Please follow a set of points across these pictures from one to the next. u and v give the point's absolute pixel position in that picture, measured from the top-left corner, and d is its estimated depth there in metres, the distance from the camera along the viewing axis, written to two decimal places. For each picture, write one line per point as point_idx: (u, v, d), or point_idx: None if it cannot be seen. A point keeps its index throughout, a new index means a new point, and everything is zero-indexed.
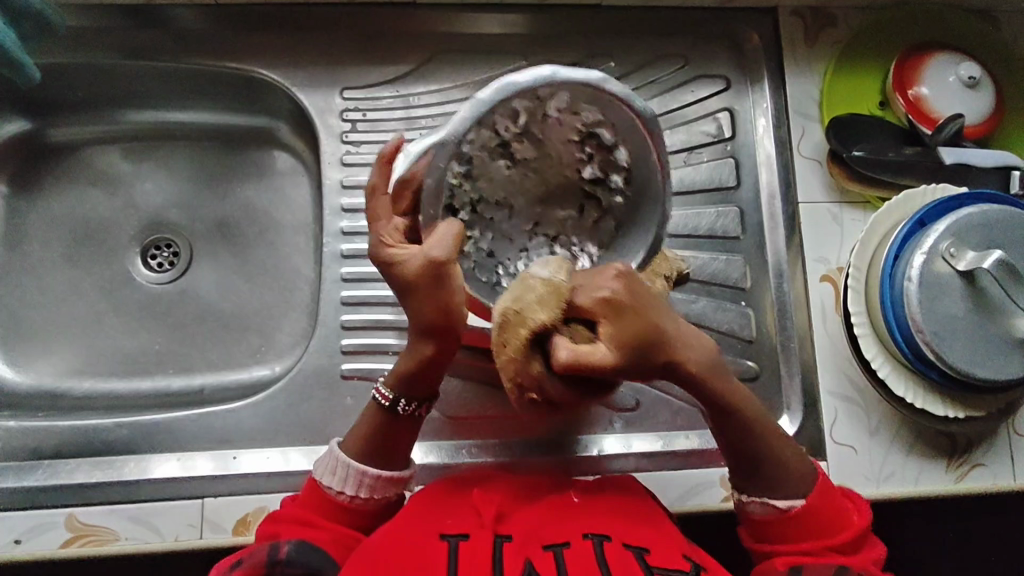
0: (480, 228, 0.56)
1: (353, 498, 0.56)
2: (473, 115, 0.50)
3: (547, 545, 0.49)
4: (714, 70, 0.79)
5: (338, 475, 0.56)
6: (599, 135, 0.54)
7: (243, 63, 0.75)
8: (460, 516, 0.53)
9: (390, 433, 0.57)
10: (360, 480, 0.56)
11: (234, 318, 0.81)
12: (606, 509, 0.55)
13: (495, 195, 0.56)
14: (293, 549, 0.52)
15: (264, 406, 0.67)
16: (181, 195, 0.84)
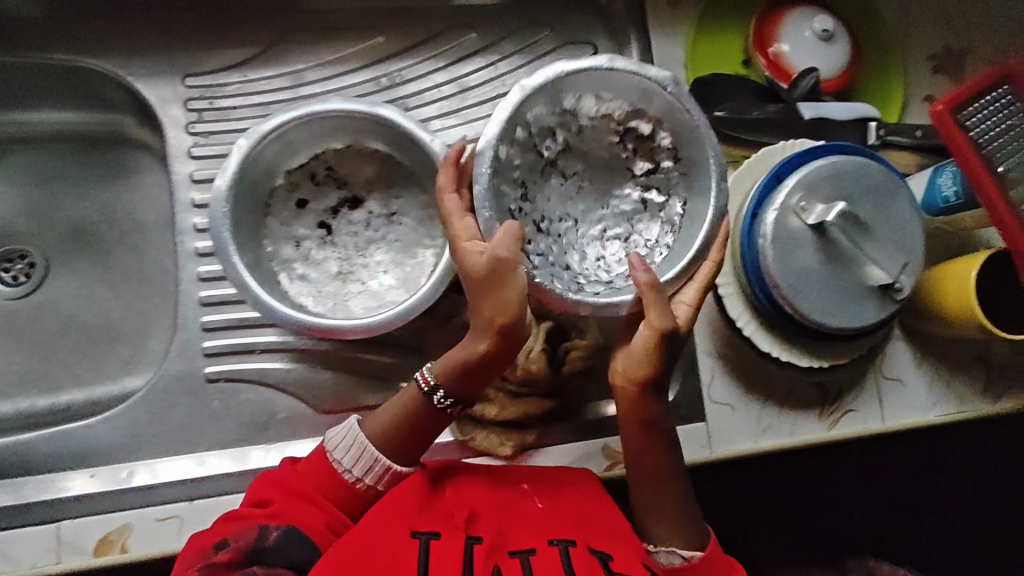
0: (551, 238, 0.70)
1: (354, 481, 0.58)
2: (513, 117, 0.62)
3: (514, 552, 0.54)
4: (580, 36, 0.77)
5: (352, 454, 0.58)
6: (638, 128, 0.70)
7: (69, 53, 0.68)
8: (435, 515, 0.56)
9: (418, 421, 0.60)
10: (372, 466, 0.58)
11: (102, 329, 0.77)
12: (568, 509, 0.59)
13: (558, 209, 0.71)
14: (281, 536, 0.52)
15: (124, 419, 0.64)
16: (31, 202, 0.78)
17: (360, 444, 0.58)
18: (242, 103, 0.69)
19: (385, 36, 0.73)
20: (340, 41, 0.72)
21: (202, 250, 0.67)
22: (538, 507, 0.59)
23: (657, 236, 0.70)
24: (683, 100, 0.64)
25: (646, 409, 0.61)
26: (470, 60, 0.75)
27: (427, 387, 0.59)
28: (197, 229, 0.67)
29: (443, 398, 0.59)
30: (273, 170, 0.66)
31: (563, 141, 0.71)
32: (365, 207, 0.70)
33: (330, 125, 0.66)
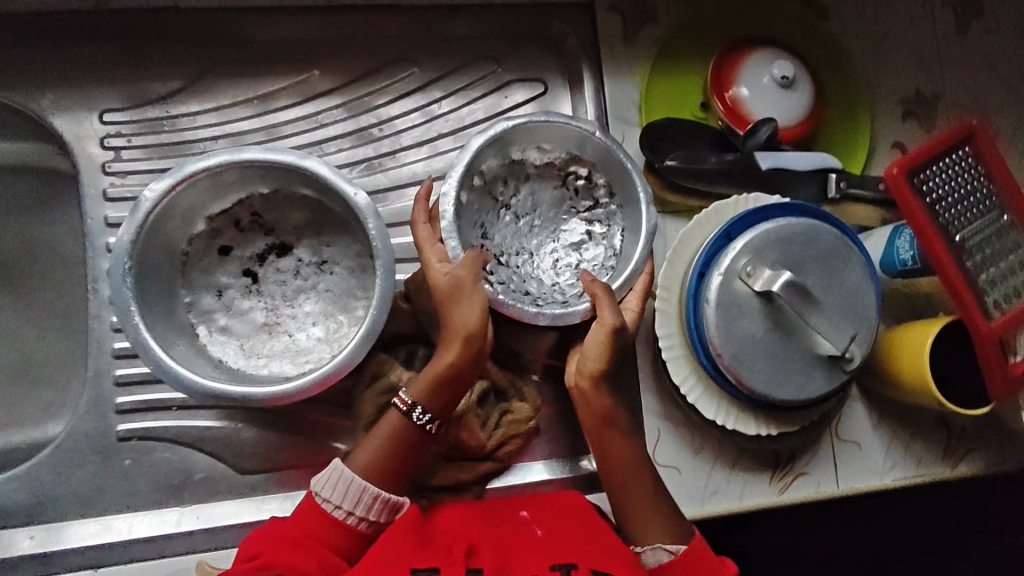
0: (510, 274, 0.66)
1: (345, 518, 0.55)
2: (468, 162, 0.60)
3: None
4: (530, 73, 0.73)
5: (340, 490, 0.55)
6: (577, 171, 0.68)
7: None
8: (432, 550, 0.53)
9: (406, 443, 0.58)
10: (360, 498, 0.56)
11: (24, 369, 0.74)
12: (569, 534, 0.56)
13: (512, 246, 0.68)
14: None
15: (29, 478, 0.61)
16: None
17: (346, 478, 0.55)
18: (164, 142, 0.66)
19: (321, 70, 0.69)
20: (272, 76, 0.68)
21: None
22: (537, 536, 0.56)
23: (601, 252, 0.68)
24: (611, 143, 0.64)
25: (605, 403, 0.59)
26: (411, 97, 0.71)
27: (405, 407, 0.57)
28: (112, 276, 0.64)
29: (421, 415, 0.57)
30: (193, 215, 0.63)
31: (512, 185, 0.68)
32: (294, 256, 0.68)
33: (250, 171, 0.62)
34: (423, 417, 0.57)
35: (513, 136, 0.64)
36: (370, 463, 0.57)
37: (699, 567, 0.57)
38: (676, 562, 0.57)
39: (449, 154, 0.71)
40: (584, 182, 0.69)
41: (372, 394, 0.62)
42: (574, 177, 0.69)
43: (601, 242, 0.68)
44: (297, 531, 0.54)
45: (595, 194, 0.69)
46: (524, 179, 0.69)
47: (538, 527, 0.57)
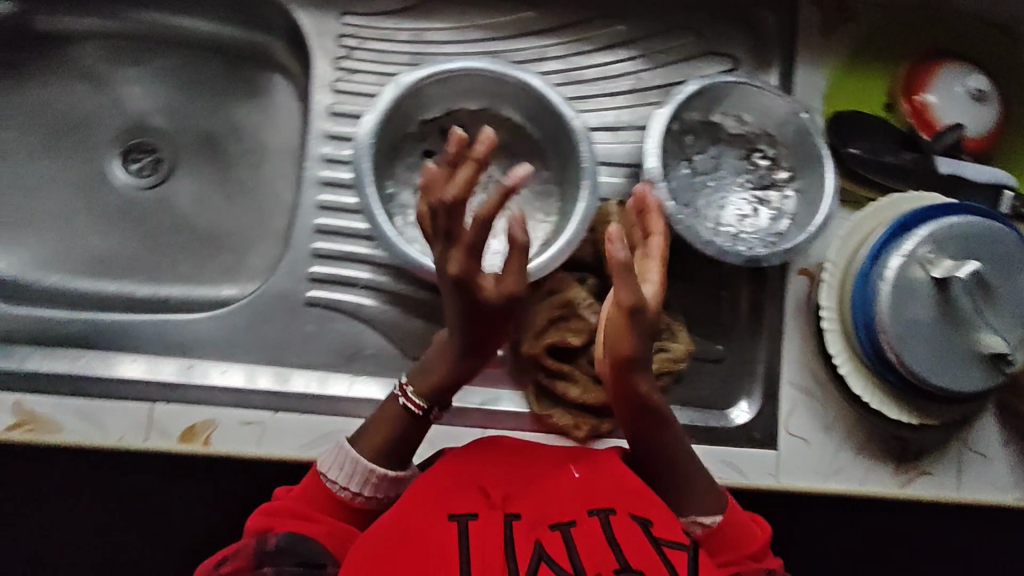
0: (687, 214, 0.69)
1: (352, 497, 0.53)
2: (693, 93, 0.68)
3: (557, 525, 0.47)
4: (724, 49, 0.77)
5: (348, 471, 0.53)
6: (764, 149, 0.73)
7: None
8: (464, 493, 0.50)
9: (406, 432, 0.55)
10: (356, 476, 0.53)
11: (212, 233, 0.81)
12: (605, 477, 0.52)
13: (684, 197, 0.71)
14: (283, 540, 0.52)
15: (226, 320, 0.67)
16: (169, 103, 0.82)
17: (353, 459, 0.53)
18: (389, 50, 0.71)
19: (536, 11, 0.73)
20: (491, 8, 0.73)
21: (325, 180, 0.69)
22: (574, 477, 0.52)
23: (766, 226, 0.71)
24: (812, 125, 0.70)
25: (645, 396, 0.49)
26: (612, 51, 0.75)
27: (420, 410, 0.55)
28: (325, 159, 0.69)
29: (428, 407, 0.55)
30: (410, 115, 0.69)
31: (702, 144, 0.73)
32: (484, 172, 0.71)
33: (477, 84, 0.69)
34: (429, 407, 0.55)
35: (725, 93, 0.70)
36: (376, 450, 0.54)
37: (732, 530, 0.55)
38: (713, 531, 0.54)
39: (637, 108, 0.74)
40: (767, 161, 0.73)
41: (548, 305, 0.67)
42: (760, 153, 0.73)
43: (767, 219, 0.72)
44: (303, 504, 0.53)
45: (775, 174, 0.73)
46: (715, 142, 0.73)
47: (574, 469, 0.53)
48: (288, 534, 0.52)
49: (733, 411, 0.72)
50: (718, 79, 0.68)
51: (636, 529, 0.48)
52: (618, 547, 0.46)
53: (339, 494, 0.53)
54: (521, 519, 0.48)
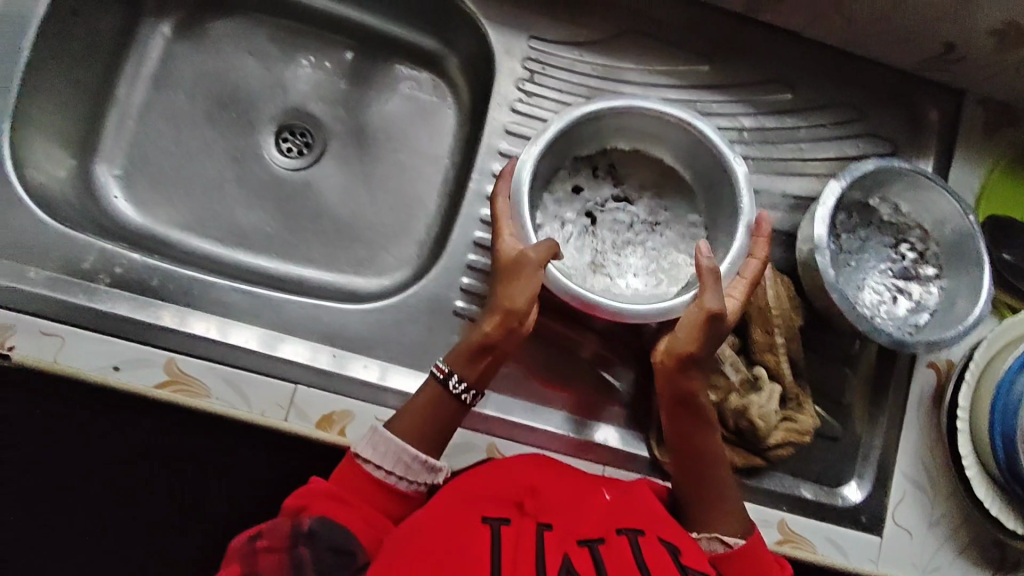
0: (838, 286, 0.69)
1: (386, 477, 0.58)
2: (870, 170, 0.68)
3: (585, 541, 0.51)
4: (884, 133, 0.78)
5: (383, 451, 0.58)
6: (913, 241, 0.74)
7: None
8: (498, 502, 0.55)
9: (438, 413, 0.61)
10: (401, 458, 0.58)
11: (348, 224, 0.82)
12: (631, 507, 0.58)
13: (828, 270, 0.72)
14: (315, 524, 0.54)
15: (374, 316, 0.68)
16: (332, 91, 0.84)
17: (388, 438, 0.58)
18: (571, 81, 0.73)
19: (711, 65, 0.75)
20: (669, 57, 0.74)
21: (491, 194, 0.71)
22: (607, 500, 0.58)
23: (904, 315, 0.72)
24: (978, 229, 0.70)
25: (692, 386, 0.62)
26: (780, 116, 0.76)
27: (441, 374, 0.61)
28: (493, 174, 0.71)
29: (458, 385, 0.61)
30: (569, 150, 0.72)
31: (854, 223, 0.74)
32: (634, 206, 0.74)
33: (639, 126, 0.72)
34: (458, 387, 0.61)
35: (893, 178, 0.71)
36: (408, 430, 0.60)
37: (754, 560, 0.57)
38: (730, 554, 0.57)
39: (794, 179, 0.75)
40: (914, 254, 0.74)
41: None
42: (907, 244, 0.74)
43: (905, 309, 0.72)
44: (347, 491, 0.57)
45: (921, 269, 0.73)
46: (867, 225, 0.74)
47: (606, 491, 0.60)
48: (321, 518, 0.54)
49: (843, 489, 0.72)
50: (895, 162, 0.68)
51: (663, 550, 0.52)
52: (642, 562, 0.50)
53: (384, 480, 0.58)
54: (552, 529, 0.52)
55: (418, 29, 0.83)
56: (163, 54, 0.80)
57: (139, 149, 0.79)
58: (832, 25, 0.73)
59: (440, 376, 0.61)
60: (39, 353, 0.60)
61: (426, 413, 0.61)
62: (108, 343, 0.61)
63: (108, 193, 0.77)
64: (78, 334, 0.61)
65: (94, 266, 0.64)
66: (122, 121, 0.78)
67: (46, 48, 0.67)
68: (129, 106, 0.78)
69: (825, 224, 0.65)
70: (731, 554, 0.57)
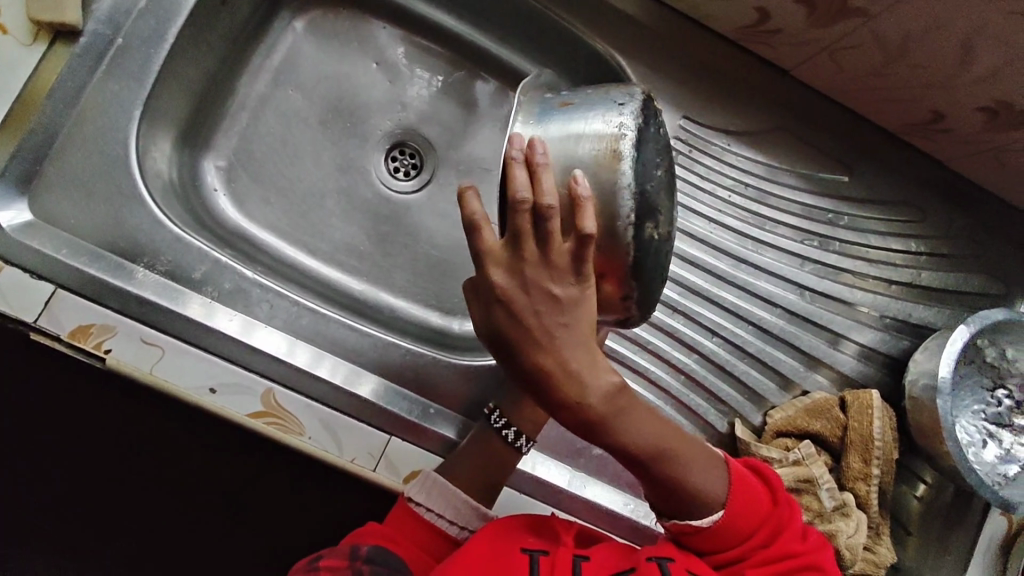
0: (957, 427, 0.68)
1: (435, 519, 0.56)
2: (1005, 317, 0.67)
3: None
4: (1001, 275, 0.77)
5: (432, 494, 0.57)
6: (1011, 389, 0.74)
7: (603, 44, 0.73)
8: (540, 536, 0.56)
9: (494, 460, 0.61)
10: (454, 504, 0.57)
11: (443, 258, 0.79)
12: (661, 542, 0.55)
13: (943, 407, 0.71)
14: (372, 550, 0.53)
15: (474, 374, 0.67)
16: (450, 118, 0.81)
17: (438, 481, 0.57)
18: (705, 163, 0.74)
19: (850, 175, 0.75)
20: (806, 161, 0.74)
21: None
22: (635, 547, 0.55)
23: (992, 462, 0.72)
24: None
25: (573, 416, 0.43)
26: (903, 238, 0.76)
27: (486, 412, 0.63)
28: None
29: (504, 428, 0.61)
30: None
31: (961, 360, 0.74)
32: (759, 314, 0.74)
33: None
34: (498, 422, 0.61)
35: (1014, 327, 0.71)
36: (465, 479, 0.59)
37: (739, 512, 0.50)
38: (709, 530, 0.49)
39: (913, 306, 0.75)
40: (1009, 401, 0.74)
41: (790, 470, 0.66)
42: (1004, 390, 0.74)
43: (993, 456, 0.72)
44: (398, 531, 0.55)
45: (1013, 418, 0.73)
46: (970, 362, 0.74)
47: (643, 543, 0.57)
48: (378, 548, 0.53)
49: None
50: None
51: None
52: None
53: (434, 523, 0.56)
54: (590, 560, 0.53)
55: None
56: (290, 48, 0.77)
57: (246, 145, 0.75)
58: (984, 165, 0.71)
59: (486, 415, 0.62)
60: (136, 362, 0.56)
61: (480, 461, 0.60)
62: (209, 364, 0.58)
63: (210, 185, 0.73)
64: (179, 349, 0.58)
65: (205, 276, 0.62)
66: (235, 113, 0.75)
67: (187, 36, 0.66)
68: (247, 99, 0.75)
69: (951, 368, 0.65)
70: (708, 536, 0.49)
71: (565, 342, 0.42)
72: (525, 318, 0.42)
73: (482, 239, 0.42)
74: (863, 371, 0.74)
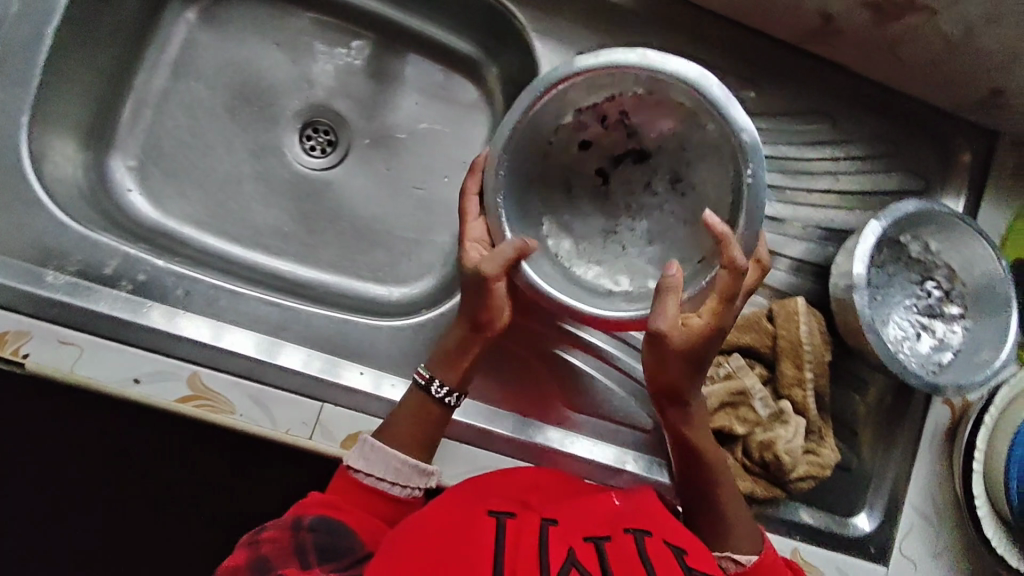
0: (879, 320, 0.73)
1: (384, 486, 0.57)
2: (917, 207, 0.68)
3: (588, 539, 0.50)
4: (917, 171, 0.78)
5: (377, 462, 0.57)
6: (939, 279, 0.75)
7: None
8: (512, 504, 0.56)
9: (431, 417, 0.61)
10: (393, 465, 0.57)
11: (370, 229, 0.79)
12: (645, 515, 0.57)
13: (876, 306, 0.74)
14: (316, 521, 0.53)
15: (403, 333, 0.67)
16: (359, 90, 0.81)
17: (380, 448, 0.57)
18: None
19: (756, 91, 0.76)
20: (712, 82, 0.75)
21: None
22: (615, 506, 0.58)
23: (927, 353, 0.73)
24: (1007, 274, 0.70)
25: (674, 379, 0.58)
26: (817, 147, 0.77)
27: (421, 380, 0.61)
28: None
29: (440, 389, 0.61)
30: (565, 108, 0.63)
31: (884, 258, 0.74)
32: None
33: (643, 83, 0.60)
34: (441, 392, 0.61)
35: (931, 220, 0.72)
36: (404, 438, 0.59)
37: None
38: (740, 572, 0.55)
39: (832, 210, 0.76)
40: (939, 292, 0.75)
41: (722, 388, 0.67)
42: (933, 282, 0.75)
43: (928, 347, 0.73)
44: (340, 497, 0.56)
45: (945, 307, 0.74)
46: (896, 260, 0.75)
47: (616, 499, 0.60)
48: (321, 516, 0.54)
49: (854, 519, 0.73)
50: (943, 208, 0.69)
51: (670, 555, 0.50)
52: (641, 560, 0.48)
53: (376, 486, 0.57)
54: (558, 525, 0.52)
55: (456, 32, 0.81)
56: (184, 39, 0.77)
57: (153, 141, 0.75)
58: (883, 62, 0.72)
59: (421, 383, 0.61)
60: (56, 363, 0.57)
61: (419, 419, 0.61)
62: (129, 354, 0.59)
63: (122, 186, 0.73)
64: (98, 344, 0.58)
65: (117, 271, 0.62)
66: (137, 111, 0.75)
67: (69, 37, 0.66)
68: (147, 94, 0.75)
69: (864, 263, 0.66)
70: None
71: (703, 338, 0.55)
72: (695, 329, 0.55)
73: (728, 258, 0.54)
74: (793, 282, 0.75)
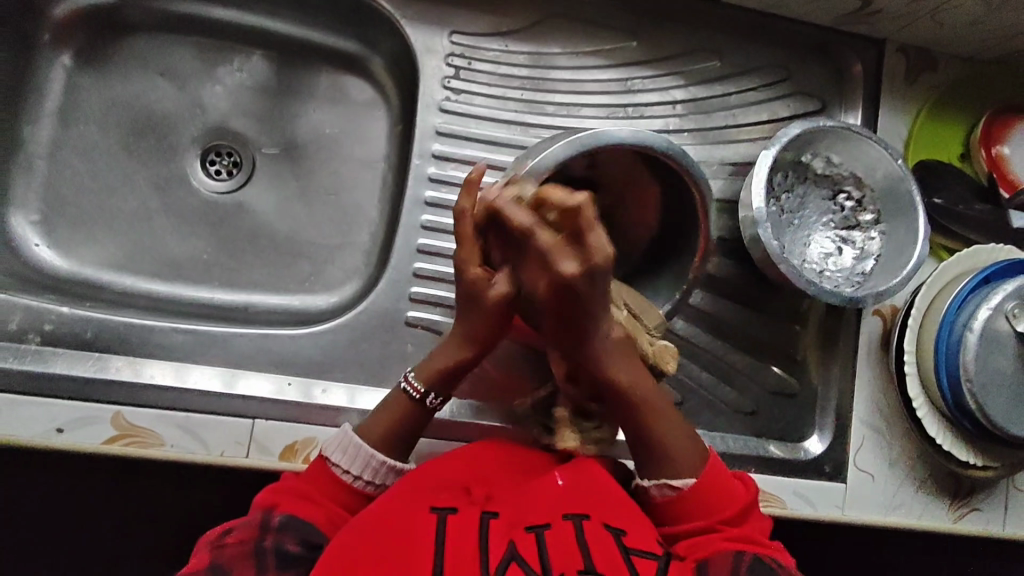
0: (791, 245, 0.74)
1: (352, 481, 0.55)
2: (801, 127, 0.70)
3: (532, 528, 0.47)
4: (810, 91, 0.79)
5: (354, 456, 0.55)
6: (850, 191, 0.76)
7: None
8: (449, 489, 0.52)
9: (408, 420, 0.57)
10: (370, 464, 0.55)
11: (286, 241, 0.78)
12: (588, 486, 0.51)
13: (791, 231, 0.74)
14: (285, 519, 0.51)
15: (326, 338, 0.67)
16: (252, 105, 0.80)
17: (357, 444, 0.55)
18: (496, 72, 0.75)
19: (638, 40, 0.76)
20: (592, 39, 0.76)
21: (433, 177, 0.72)
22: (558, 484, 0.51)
23: (849, 265, 0.73)
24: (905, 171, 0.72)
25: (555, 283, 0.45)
26: (709, 84, 0.77)
27: (417, 395, 0.57)
28: (434, 156, 0.73)
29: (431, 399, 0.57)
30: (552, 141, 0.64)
31: (790, 181, 0.75)
32: None
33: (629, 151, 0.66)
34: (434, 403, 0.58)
35: (822, 135, 0.73)
36: (379, 440, 0.56)
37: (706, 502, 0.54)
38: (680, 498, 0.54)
39: (732, 145, 0.77)
40: (852, 203, 0.75)
41: None
42: (844, 195, 0.76)
43: (850, 259, 0.74)
44: (314, 488, 0.54)
45: (861, 216, 0.75)
46: (803, 182, 0.76)
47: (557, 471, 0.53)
48: (290, 515, 0.51)
49: (804, 444, 0.74)
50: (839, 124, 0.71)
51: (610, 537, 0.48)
52: (587, 551, 0.46)
53: (352, 484, 0.55)
54: (499, 517, 0.49)
55: (337, 32, 0.81)
56: (64, 86, 0.76)
57: (52, 192, 0.75)
58: None
59: (415, 397, 0.57)
60: None
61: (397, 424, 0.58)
62: (48, 405, 0.58)
63: (27, 241, 0.73)
64: (13, 401, 0.58)
65: (22, 325, 0.64)
66: (31, 165, 0.74)
67: None
68: (38, 147, 0.75)
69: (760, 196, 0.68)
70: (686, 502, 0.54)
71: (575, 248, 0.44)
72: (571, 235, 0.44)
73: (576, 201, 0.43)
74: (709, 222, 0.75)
